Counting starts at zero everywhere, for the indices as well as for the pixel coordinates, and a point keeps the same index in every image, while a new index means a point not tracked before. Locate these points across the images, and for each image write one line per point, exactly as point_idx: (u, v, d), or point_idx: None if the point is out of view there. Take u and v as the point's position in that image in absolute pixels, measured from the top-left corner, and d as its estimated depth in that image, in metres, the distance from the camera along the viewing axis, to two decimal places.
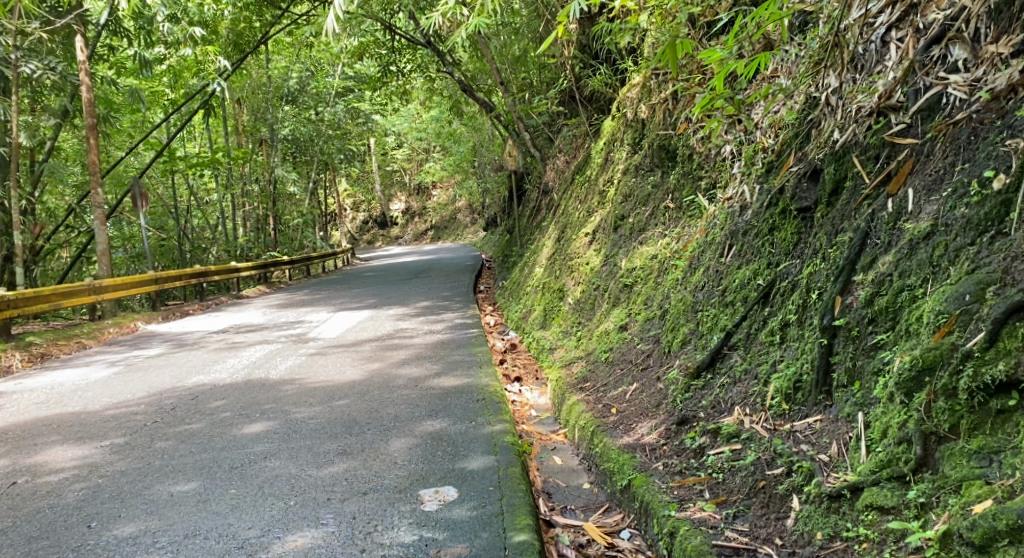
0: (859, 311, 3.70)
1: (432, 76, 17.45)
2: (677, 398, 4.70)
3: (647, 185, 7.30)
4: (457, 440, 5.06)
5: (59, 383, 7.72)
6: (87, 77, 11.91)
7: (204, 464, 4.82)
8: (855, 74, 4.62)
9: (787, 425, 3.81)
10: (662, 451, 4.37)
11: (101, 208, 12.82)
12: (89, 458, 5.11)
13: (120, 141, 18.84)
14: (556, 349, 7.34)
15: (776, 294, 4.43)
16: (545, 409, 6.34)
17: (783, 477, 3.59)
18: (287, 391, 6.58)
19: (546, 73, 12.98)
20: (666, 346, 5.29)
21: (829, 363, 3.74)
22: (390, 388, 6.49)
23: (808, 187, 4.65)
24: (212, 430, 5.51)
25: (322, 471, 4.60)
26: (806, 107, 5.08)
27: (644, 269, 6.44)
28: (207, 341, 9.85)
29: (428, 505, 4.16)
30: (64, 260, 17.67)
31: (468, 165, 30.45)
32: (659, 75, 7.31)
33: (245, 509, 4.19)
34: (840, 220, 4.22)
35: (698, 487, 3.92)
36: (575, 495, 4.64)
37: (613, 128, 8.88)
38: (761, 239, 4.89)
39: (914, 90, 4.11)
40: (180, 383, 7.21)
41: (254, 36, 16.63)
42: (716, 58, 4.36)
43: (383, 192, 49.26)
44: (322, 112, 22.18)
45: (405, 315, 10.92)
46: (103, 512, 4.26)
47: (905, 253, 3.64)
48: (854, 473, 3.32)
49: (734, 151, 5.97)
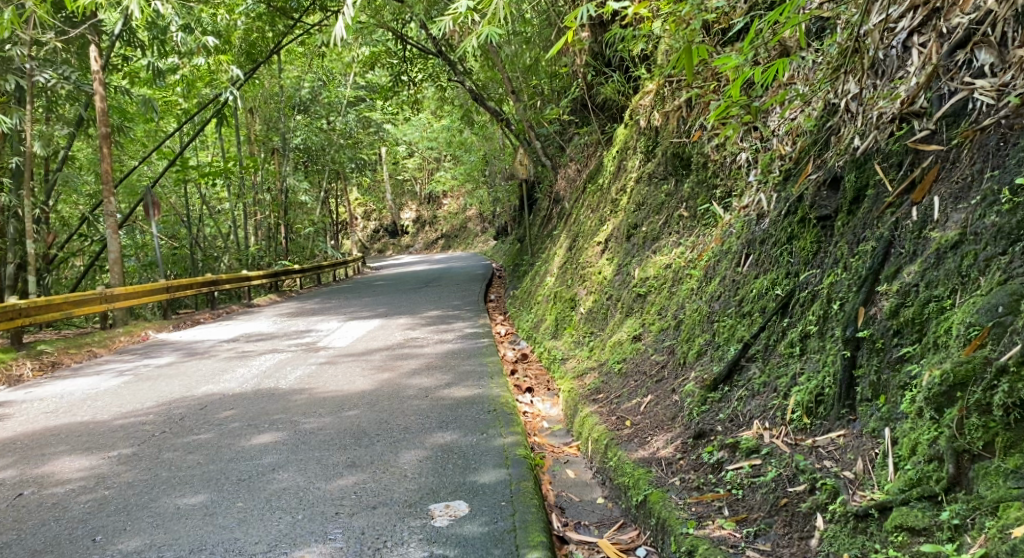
0: (883, 323, 3.59)
1: (444, 85, 17.43)
2: (693, 411, 4.59)
3: (660, 193, 7.20)
4: (469, 452, 4.96)
5: (69, 393, 7.66)
6: (101, 87, 11.95)
7: (211, 476, 4.73)
8: (876, 80, 4.52)
9: (809, 440, 3.70)
10: (678, 465, 4.26)
11: (113, 217, 12.79)
12: (96, 469, 5.03)
13: (133, 150, 18.86)
14: (568, 359, 7.24)
15: (795, 304, 4.32)
16: (557, 421, 6.25)
17: (807, 494, 3.48)
18: (296, 401, 6.50)
19: (558, 82, 12.92)
20: (681, 357, 5.18)
21: (852, 376, 3.63)
22: (400, 399, 6.40)
23: (828, 195, 4.54)
24: (221, 441, 5.43)
25: (331, 484, 4.51)
26: (825, 114, 4.97)
27: (658, 278, 6.34)
28: (218, 349, 9.79)
29: (439, 520, 4.06)
30: (77, 269, 17.66)
31: (478, 174, 30.41)
32: (672, 82, 7.21)
33: (252, 523, 4.10)
34: (862, 228, 4.12)
35: (717, 503, 3.80)
36: (589, 510, 4.53)
37: (626, 136, 8.79)
38: (779, 248, 4.77)
39: (938, 95, 4.01)
40: (190, 392, 7.14)
41: (267, 45, 16.65)
42: (732, 66, 4.24)
43: (394, 201, 49.33)
44: (333, 121, 22.39)
45: (415, 325, 10.83)
46: (109, 525, 4.18)
47: (932, 263, 3.53)
48: (882, 491, 3.21)
49: (750, 159, 5.88)
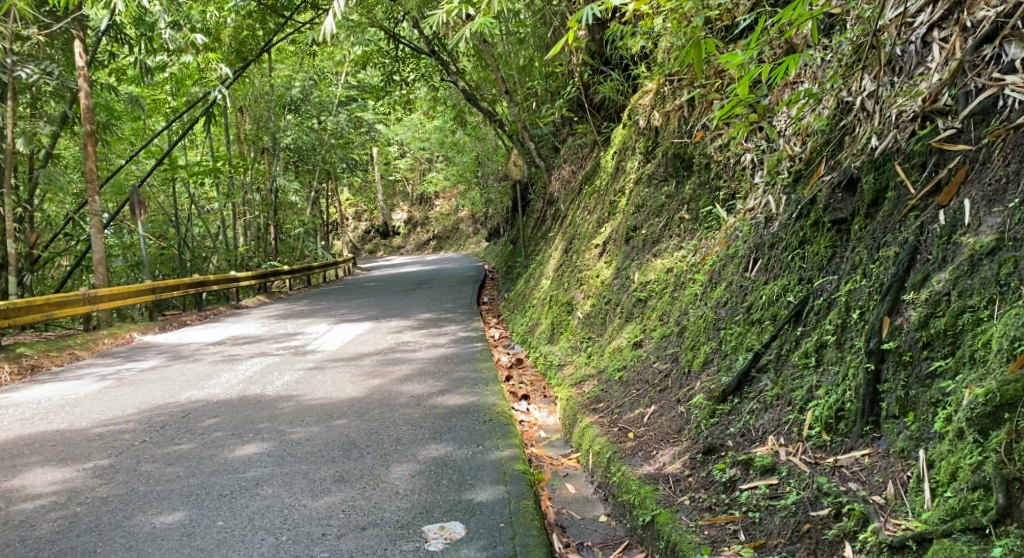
0: (911, 334, 3.36)
1: (436, 85, 17.16)
2: (701, 423, 4.34)
3: (661, 195, 6.94)
4: (464, 467, 4.71)
5: (47, 398, 7.35)
6: (86, 84, 11.58)
7: (190, 492, 4.47)
8: (893, 77, 4.28)
9: (829, 459, 3.47)
10: (687, 483, 4.02)
11: (98, 217, 12.44)
12: (69, 483, 4.76)
13: (121, 149, 18.50)
14: (565, 365, 6.99)
15: (809, 312, 4.09)
16: (554, 430, 5.99)
17: (831, 520, 3.24)
18: (283, 409, 6.22)
19: (553, 81, 12.63)
20: (685, 366, 4.94)
21: (877, 392, 3.41)
22: (391, 407, 6.13)
23: (843, 198, 4.31)
24: (202, 452, 5.15)
25: (318, 502, 4.25)
26: (838, 113, 4.73)
27: (659, 282, 6.09)
28: (204, 353, 9.49)
29: (433, 544, 3.80)
30: (63, 269, 17.29)
31: (470, 175, 30.08)
32: (673, 81, 6.96)
33: (232, 545, 3.84)
34: (883, 232, 3.88)
35: (731, 527, 3.57)
36: (592, 529, 4.28)
37: (624, 136, 8.53)
38: (790, 253, 4.53)
39: (964, 92, 3.78)
40: (172, 399, 6.86)
41: (257, 43, 16.29)
42: (738, 63, 3.92)
43: (385, 202, 49.15)
44: (324, 121, 22.09)
45: (407, 328, 10.55)
46: (78, 547, 3.92)
47: (965, 270, 3.31)
48: (919, 521, 2.98)
49: (755, 160, 5.64)
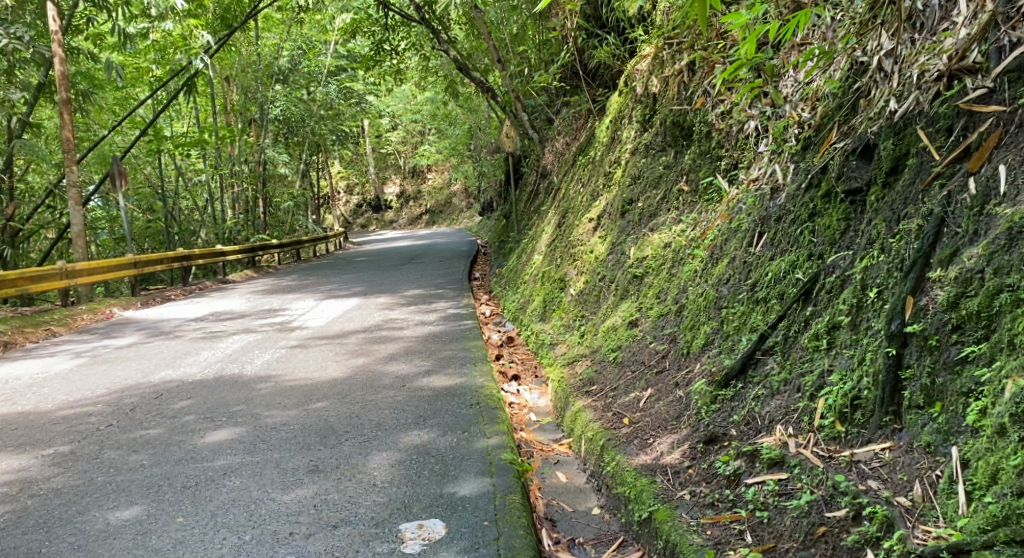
0: (939, 316, 3.05)
1: (427, 54, 16.63)
2: (701, 410, 4.02)
3: (658, 166, 6.57)
4: (448, 457, 4.38)
5: (15, 377, 7.00)
6: (60, 49, 11.00)
7: (152, 483, 4.14)
8: (913, 34, 3.93)
9: (845, 452, 3.18)
10: (687, 476, 3.71)
11: (77, 188, 11.92)
12: (24, 472, 4.43)
13: (104, 120, 17.97)
14: (557, 344, 6.67)
15: (820, 291, 3.74)
16: (544, 413, 5.67)
17: (850, 523, 2.96)
18: (261, 390, 5.90)
19: (547, 50, 12.17)
20: (684, 347, 4.62)
21: (898, 379, 3.10)
22: (374, 389, 5.81)
23: (858, 165, 3.95)
24: (170, 438, 4.83)
25: (287, 496, 3.93)
26: (852, 74, 4.34)
27: (656, 258, 5.73)
28: (184, 329, 9.12)
29: (410, 546, 3.49)
30: (46, 242, 16.85)
31: (464, 148, 29.59)
32: (672, 45, 6.56)
33: (190, 546, 3.53)
34: (902, 203, 3.55)
35: (736, 527, 3.27)
36: (583, 523, 3.97)
37: (620, 104, 8.14)
38: (798, 226, 4.18)
39: (996, 48, 3.43)
40: (145, 379, 6.51)
41: (241, 10, 15.73)
42: (742, 23, 3.44)
43: (377, 175, 48.69)
44: (313, 92, 21.58)
45: (396, 305, 10.19)
46: (21, 547, 3.60)
47: (1001, 245, 2.98)
48: (954, 529, 2.71)
49: (760, 128, 5.27)
